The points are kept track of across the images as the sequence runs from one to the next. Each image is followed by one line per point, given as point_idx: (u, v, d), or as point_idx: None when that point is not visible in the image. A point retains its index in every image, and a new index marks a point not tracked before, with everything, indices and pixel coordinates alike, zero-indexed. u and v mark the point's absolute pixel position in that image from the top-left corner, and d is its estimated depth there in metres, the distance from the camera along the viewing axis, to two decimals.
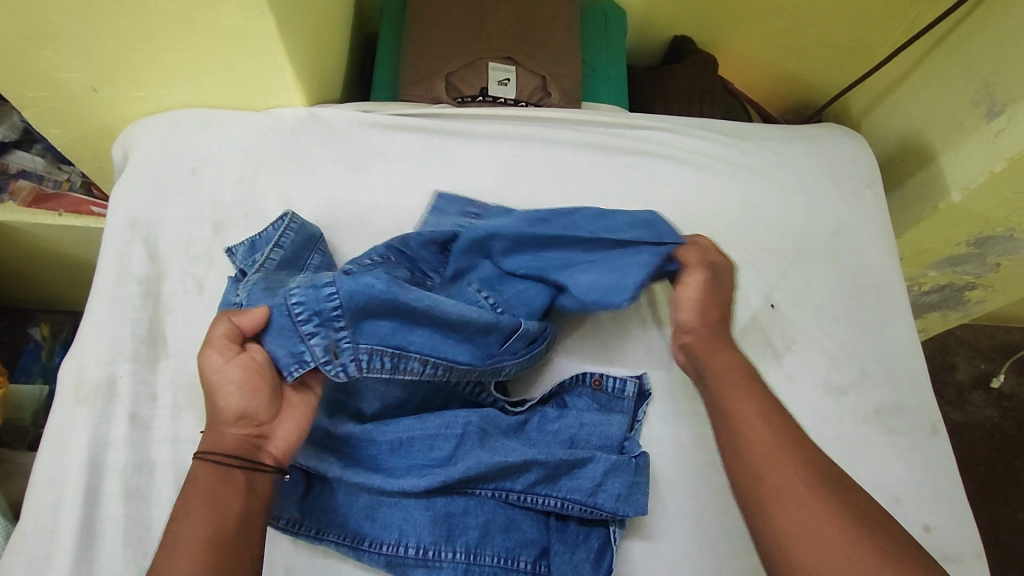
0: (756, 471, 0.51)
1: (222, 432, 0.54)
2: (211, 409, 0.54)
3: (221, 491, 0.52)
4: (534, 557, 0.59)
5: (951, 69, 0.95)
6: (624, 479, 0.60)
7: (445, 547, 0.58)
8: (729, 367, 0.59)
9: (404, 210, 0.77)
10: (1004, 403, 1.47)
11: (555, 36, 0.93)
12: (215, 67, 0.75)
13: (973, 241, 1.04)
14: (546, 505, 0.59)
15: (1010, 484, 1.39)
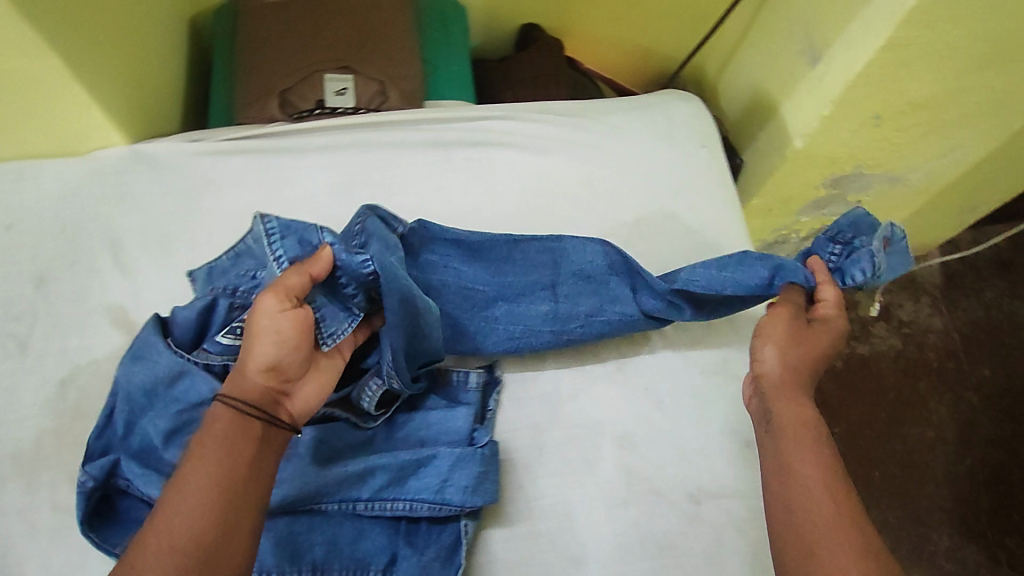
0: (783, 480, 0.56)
1: (253, 373, 0.54)
2: (245, 350, 0.54)
3: (238, 437, 0.51)
4: (384, 565, 0.58)
5: (778, 23, 0.99)
6: (470, 470, 0.60)
7: (289, 568, 0.56)
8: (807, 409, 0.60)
9: (242, 235, 0.75)
10: (905, 330, 1.55)
11: (389, 39, 0.92)
12: (12, 116, 0.71)
13: (830, 180, 1.09)
14: (394, 509, 0.59)
15: (917, 404, 1.46)
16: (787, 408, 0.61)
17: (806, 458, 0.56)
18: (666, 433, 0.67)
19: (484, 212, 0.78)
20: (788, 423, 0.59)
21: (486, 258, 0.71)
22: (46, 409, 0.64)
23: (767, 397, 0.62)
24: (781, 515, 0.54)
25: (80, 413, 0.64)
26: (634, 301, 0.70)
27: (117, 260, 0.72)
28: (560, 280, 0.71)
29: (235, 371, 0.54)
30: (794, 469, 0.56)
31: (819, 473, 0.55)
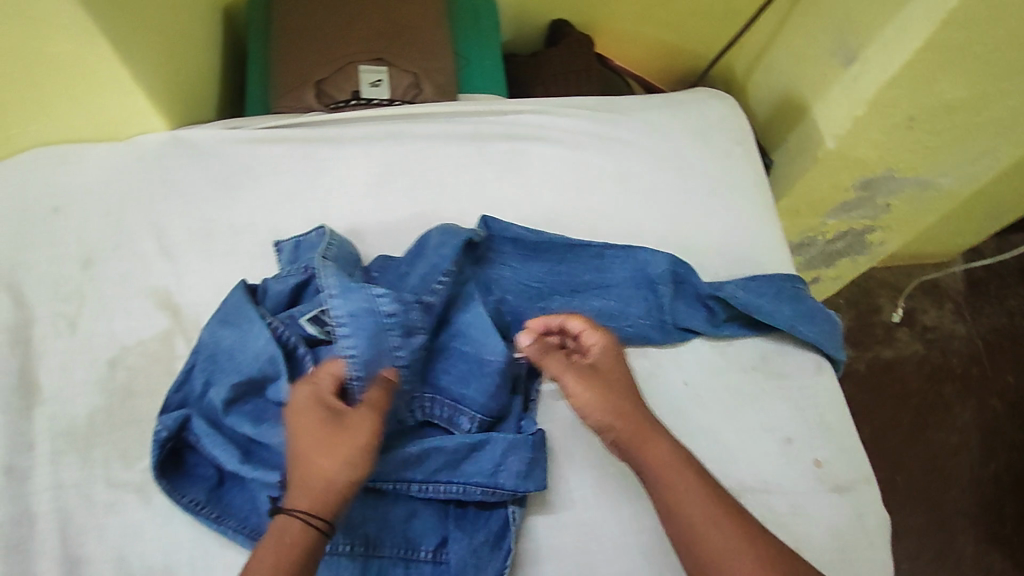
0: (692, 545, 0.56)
1: (327, 483, 0.53)
2: (323, 456, 0.53)
3: (293, 554, 0.51)
4: (434, 546, 0.59)
5: (811, 23, 0.99)
6: (522, 456, 0.60)
7: (342, 540, 0.56)
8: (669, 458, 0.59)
9: (283, 222, 0.76)
10: (929, 336, 1.53)
11: (423, 32, 0.93)
12: (59, 100, 0.73)
13: (860, 184, 1.09)
14: (447, 492, 0.59)
15: (941, 410, 1.45)
16: (648, 448, 0.59)
17: (698, 498, 0.57)
18: (701, 427, 0.69)
19: (520, 205, 0.79)
20: (660, 467, 0.59)
21: (541, 256, 0.74)
22: (97, 388, 0.66)
23: (631, 450, 0.60)
24: (688, 551, 0.56)
25: (129, 393, 0.67)
26: (677, 313, 0.72)
27: (161, 244, 0.74)
28: (613, 283, 0.73)
29: (302, 477, 0.53)
30: (679, 509, 0.57)
31: (705, 498, 0.57)
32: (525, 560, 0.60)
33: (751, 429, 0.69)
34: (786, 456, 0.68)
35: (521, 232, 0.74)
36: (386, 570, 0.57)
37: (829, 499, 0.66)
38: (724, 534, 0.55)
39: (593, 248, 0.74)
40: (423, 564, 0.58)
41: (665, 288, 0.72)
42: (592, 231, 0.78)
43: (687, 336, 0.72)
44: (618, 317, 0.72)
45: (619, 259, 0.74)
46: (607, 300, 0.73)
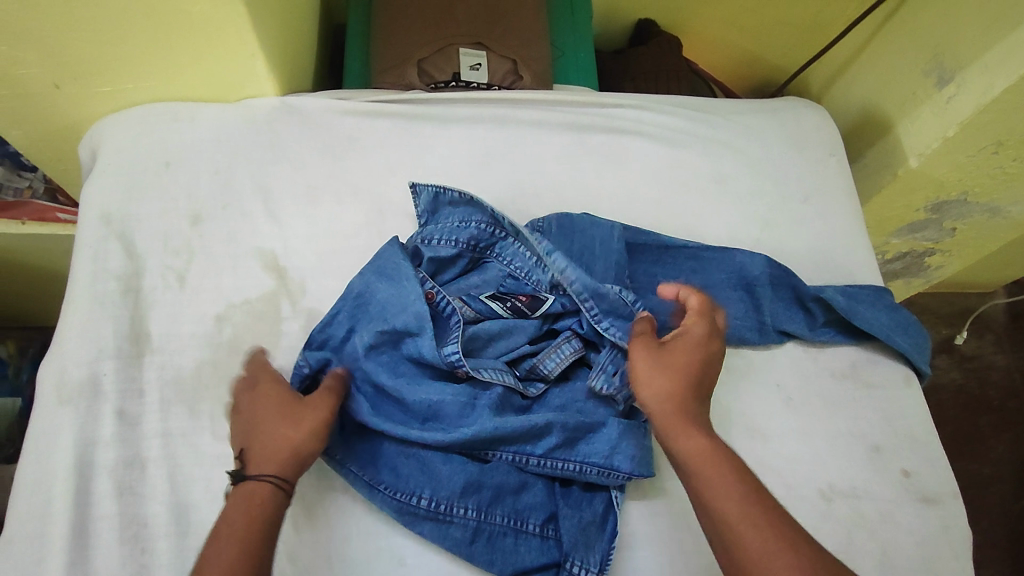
0: (725, 542, 0.51)
1: (289, 453, 0.56)
2: (267, 443, 0.57)
3: (255, 520, 0.53)
4: (542, 520, 0.61)
5: (903, 43, 0.99)
6: (636, 440, 0.62)
7: (457, 503, 0.59)
8: (701, 446, 0.55)
9: (386, 195, 0.77)
10: (967, 364, 1.53)
11: (522, 20, 0.94)
12: (181, 59, 0.74)
13: (930, 207, 1.09)
14: (564, 469, 0.61)
15: (976, 439, 1.45)
16: (682, 438, 0.56)
17: (723, 486, 0.53)
18: (793, 428, 0.69)
19: (617, 197, 0.80)
20: (684, 457, 0.56)
21: (645, 258, 0.75)
22: (204, 341, 0.67)
23: (659, 423, 0.58)
24: (719, 544, 0.51)
25: (234, 349, 0.67)
26: (775, 315, 0.73)
27: (267, 206, 0.75)
28: (712, 284, 0.74)
29: (257, 449, 0.57)
30: (709, 498, 0.53)
31: (734, 487, 0.53)
32: (623, 543, 0.61)
33: (840, 434, 0.70)
34: (874, 463, 0.69)
35: (629, 234, 0.74)
36: (496, 537, 0.59)
37: (916, 509, 0.67)
38: (752, 525, 0.50)
39: (697, 249, 0.75)
40: (530, 537, 0.60)
41: (765, 292, 0.73)
42: (688, 228, 0.79)
43: (784, 340, 0.73)
44: (717, 320, 0.71)
45: (721, 261, 0.75)
46: (710, 305, 0.72)
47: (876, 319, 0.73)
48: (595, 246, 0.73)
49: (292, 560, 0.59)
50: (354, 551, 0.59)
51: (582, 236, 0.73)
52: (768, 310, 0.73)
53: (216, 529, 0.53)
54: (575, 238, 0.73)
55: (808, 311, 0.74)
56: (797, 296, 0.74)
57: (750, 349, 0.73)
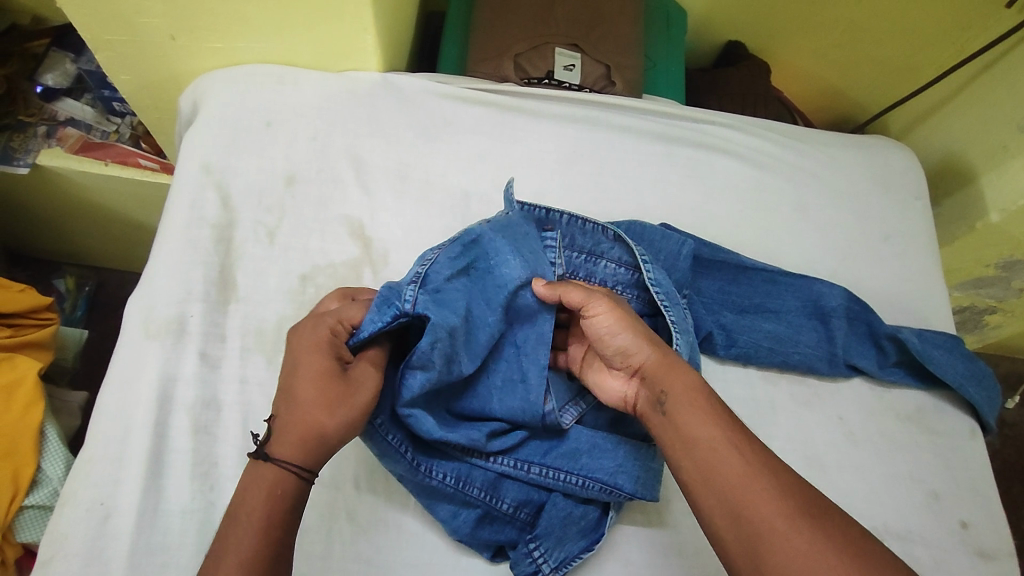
0: (703, 474, 0.49)
1: (320, 433, 0.50)
2: (308, 416, 0.50)
3: (279, 500, 0.48)
4: (532, 514, 0.62)
5: (999, 94, 0.96)
6: (640, 462, 0.61)
7: (459, 485, 0.59)
8: (689, 384, 0.53)
9: (471, 180, 0.79)
10: (1005, 431, 1.31)
11: (619, 28, 0.95)
12: (299, 26, 0.76)
13: (1002, 263, 1.01)
14: (568, 482, 0.61)
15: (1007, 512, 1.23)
16: (689, 416, 0.51)
17: (737, 459, 0.48)
18: (854, 464, 0.68)
19: (697, 211, 0.80)
20: (683, 434, 0.51)
21: (718, 275, 0.75)
22: (287, 298, 0.69)
23: (657, 378, 0.54)
24: (727, 530, 0.47)
25: (315, 309, 0.69)
26: (847, 350, 0.72)
27: (359, 177, 0.77)
28: (786, 310, 0.74)
29: (290, 425, 0.51)
30: (714, 475, 0.48)
31: (736, 459, 0.48)
32: (672, 549, 0.63)
33: (901, 477, 0.69)
34: (933, 511, 0.68)
35: (703, 248, 0.74)
36: (486, 521, 0.60)
37: (972, 562, 0.66)
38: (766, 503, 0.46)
39: (776, 275, 0.75)
40: (516, 528, 0.61)
41: (840, 326, 0.73)
42: (764, 252, 0.79)
43: (851, 375, 0.73)
44: (790, 346, 0.71)
45: (797, 287, 0.75)
46: (783, 331, 0.72)
47: (951, 366, 0.72)
48: (664, 256, 0.72)
49: (352, 520, 0.60)
50: (413, 517, 0.61)
51: (661, 243, 0.72)
52: (840, 344, 0.72)
53: (235, 509, 0.48)
54: (641, 243, 0.71)
55: (879, 348, 0.73)
56: (869, 334, 0.74)
57: (818, 379, 0.72)
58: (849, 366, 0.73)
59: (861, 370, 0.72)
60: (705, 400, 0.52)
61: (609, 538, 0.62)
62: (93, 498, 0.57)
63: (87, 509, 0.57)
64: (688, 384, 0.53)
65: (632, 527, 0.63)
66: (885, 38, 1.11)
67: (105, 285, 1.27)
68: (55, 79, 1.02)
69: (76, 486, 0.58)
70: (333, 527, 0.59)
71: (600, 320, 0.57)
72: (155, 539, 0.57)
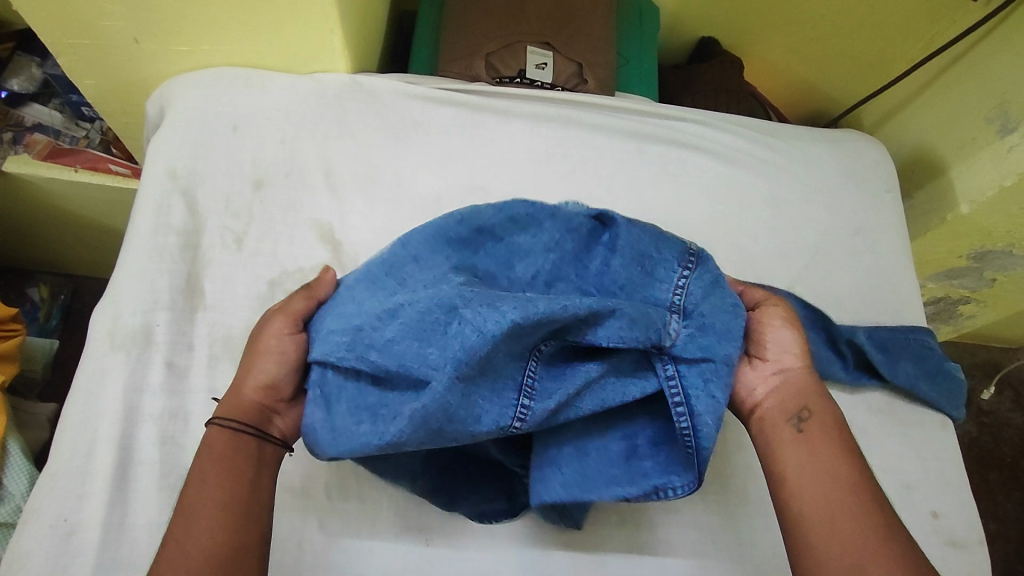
0: (833, 514, 0.48)
1: (270, 389, 0.54)
2: (245, 365, 0.55)
3: (233, 465, 0.51)
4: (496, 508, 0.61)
5: (966, 87, 0.97)
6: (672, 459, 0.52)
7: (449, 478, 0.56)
8: (836, 422, 0.52)
9: (442, 183, 0.78)
10: (981, 419, 1.33)
11: (591, 25, 0.94)
12: (264, 28, 0.75)
13: (973, 254, 1.02)
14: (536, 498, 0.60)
15: (983, 498, 1.25)
16: (827, 452, 0.51)
17: (873, 520, 0.47)
18: None
19: (669, 207, 0.81)
20: (819, 464, 0.50)
21: None
22: (256, 304, 0.68)
23: (800, 399, 0.53)
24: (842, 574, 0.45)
25: None
26: (816, 351, 0.72)
27: (329, 179, 0.76)
28: None
29: (236, 383, 0.54)
30: (845, 521, 0.47)
31: (872, 512, 0.48)
32: (647, 550, 0.63)
33: (873, 469, 0.69)
34: (905, 502, 0.68)
35: None
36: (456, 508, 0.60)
37: (943, 552, 0.67)
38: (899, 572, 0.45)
39: None
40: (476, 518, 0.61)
41: (809, 333, 0.72)
42: (737, 248, 0.80)
43: (825, 377, 0.72)
44: None
45: (763, 290, 0.74)
46: None
47: (901, 367, 0.73)
48: None
49: (324, 529, 0.59)
50: (386, 524, 0.60)
51: None
52: (812, 347, 0.72)
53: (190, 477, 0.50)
54: None
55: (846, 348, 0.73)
56: (836, 337, 0.74)
57: None
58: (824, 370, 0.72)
59: (831, 372, 0.72)
60: (846, 441, 0.52)
61: (584, 537, 0.63)
62: (56, 514, 0.56)
63: (50, 526, 0.56)
64: (833, 415, 0.53)
65: (606, 527, 0.63)
66: (856, 31, 1.12)
67: (81, 292, 1.24)
68: (20, 83, 1.01)
69: (40, 502, 0.57)
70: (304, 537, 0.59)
71: (772, 316, 0.56)
72: (121, 555, 0.56)
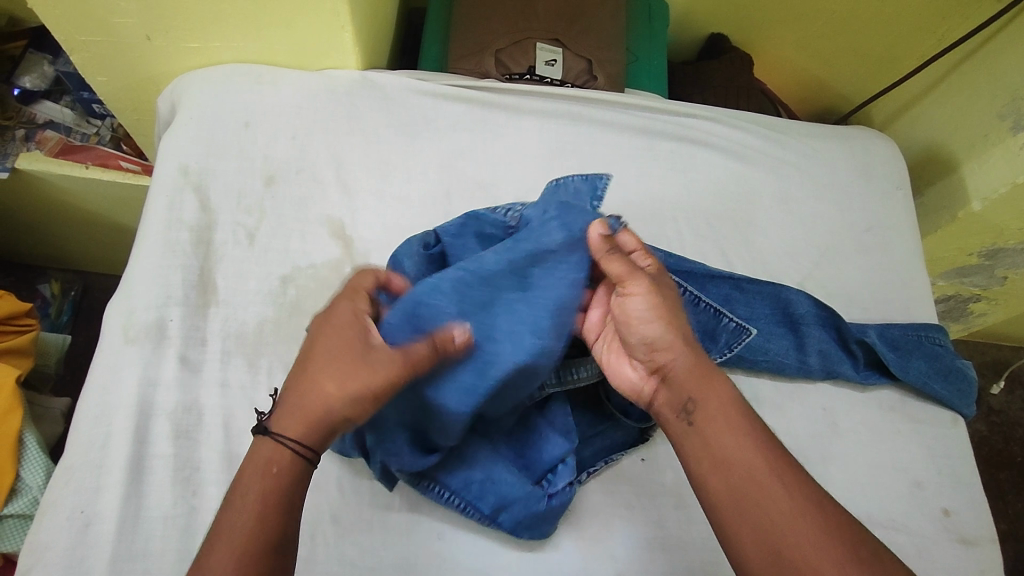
0: (740, 499, 0.49)
1: (324, 415, 0.50)
2: (313, 381, 0.50)
3: (267, 485, 0.48)
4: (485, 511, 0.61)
5: (979, 83, 0.97)
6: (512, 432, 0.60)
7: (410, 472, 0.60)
8: (721, 399, 0.54)
9: (452, 179, 0.78)
10: (991, 418, 1.32)
11: (600, 22, 0.94)
12: (275, 25, 0.75)
13: (984, 252, 1.01)
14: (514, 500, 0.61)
15: (993, 497, 1.24)
16: (722, 434, 0.52)
17: (781, 493, 0.49)
18: (837, 455, 0.69)
19: (679, 203, 0.80)
20: (711, 446, 0.52)
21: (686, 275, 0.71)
22: (268, 300, 0.69)
23: (676, 383, 0.55)
24: (763, 562, 0.47)
25: (296, 310, 0.69)
26: (819, 354, 0.71)
27: (339, 176, 0.76)
28: (757, 317, 0.72)
29: (296, 399, 0.50)
30: (750, 504, 0.49)
31: (776, 489, 0.49)
32: (658, 547, 0.63)
33: (884, 467, 0.69)
34: (916, 499, 0.68)
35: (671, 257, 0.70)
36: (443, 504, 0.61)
37: (955, 550, 0.66)
38: (807, 541, 0.46)
39: (754, 283, 0.73)
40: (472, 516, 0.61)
41: (814, 338, 0.72)
42: (747, 244, 0.79)
43: (827, 378, 0.72)
44: (764, 357, 0.70)
45: (769, 292, 0.73)
46: (756, 344, 0.70)
47: (913, 365, 0.73)
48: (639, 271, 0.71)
49: (336, 524, 0.60)
50: (397, 518, 0.61)
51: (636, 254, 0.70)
52: (816, 350, 0.71)
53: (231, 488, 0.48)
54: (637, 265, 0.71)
55: (851, 351, 0.73)
56: (842, 338, 0.73)
57: (788, 381, 0.72)
58: (834, 368, 0.71)
59: (834, 375, 0.72)
60: (738, 415, 0.53)
61: (595, 533, 0.63)
62: (73, 506, 0.57)
63: (66, 518, 0.56)
64: (719, 397, 0.54)
65: (616, 522, 0.63)
66: (867, 27, 1.11)
67: (91, 289, 1.25)
68: (32, 81, 1.01)
69: (56, 494, 0.58)
70: (315, 531, 0.59)
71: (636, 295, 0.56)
72: (135, 547, 0.56)
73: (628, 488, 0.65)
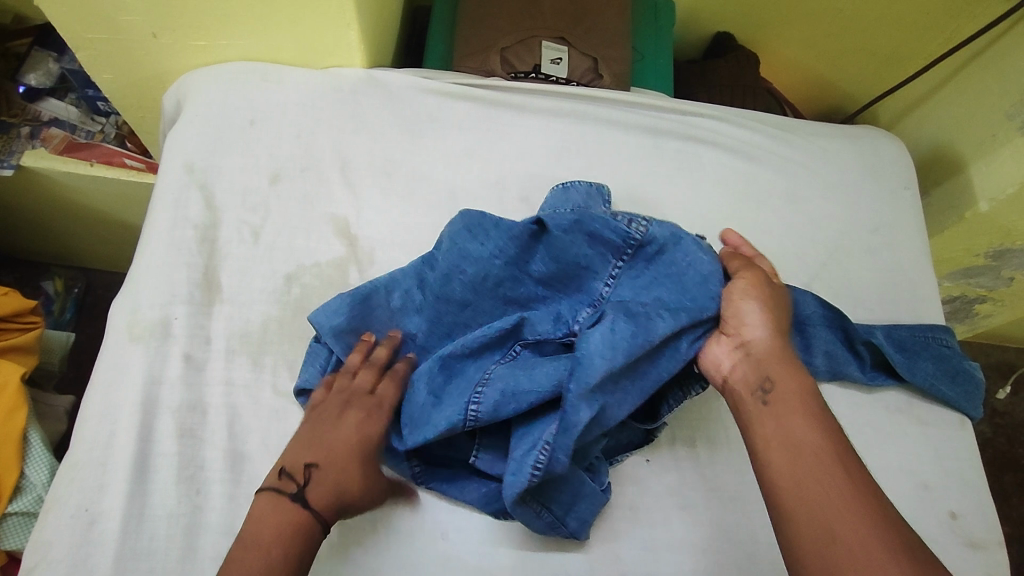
0: (800, 477, 0.50)
1: (349, 490, 0.57)
2: (343, 463, 0.57)
3: (297, 544, 0.53)
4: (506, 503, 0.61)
5: (987, 83, 0.96)
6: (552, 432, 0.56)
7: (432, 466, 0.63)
8: (800, 388, 0.55)
9: (457, 178, 0.78)
10: (996, 420, 1.31)
11: (606, 20, 0.94)
12: (281, 23, 0.75)
13: (991, 252, 1.01)
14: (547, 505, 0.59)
15: (998, 499, 1.24)
16: (795, 420, 0.53)
17: (845, 482, 0.49)
18: None
19: (685, 203, 0.80)
20: (784, 429, 0.53)
21: None
22: (273, 298, 0.69)
23: (763, 364, 0.57)
24: (814, 539, 0.47)
25: (301, 309, 0.69)
26: (825, 354, 0.70)
27: (344, 174, 0.76)
28: None
29: (325, 473, 0.56)
30: (810, 484, 0.49)
31: (841, 477, 0.49)
32: (663, 548, 0.63)
33: (891, 469, 0.69)
34: (923, 501, 0.68)
35: None
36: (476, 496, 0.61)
37: (962, 553, 0.66)
38: (869, 530, 0.46)
39: None
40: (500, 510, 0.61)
41: (821, 339, 0.71)
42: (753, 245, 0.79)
43: (833, 378, 0.71)
44: None
45: None
46: None
47: (920, 366, 0.73)
48: None
49: (340, 523, 0.60)
50: (402, 518, 0.61)
51: None
52: (823, 351, 0.70)
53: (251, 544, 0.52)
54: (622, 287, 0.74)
55: (856, 351, 0.72)
56: (848, 340, 0.72)
57: None
58: (839, 370, 0.71)
59: (840, 375, 0.71)
60: (814, 409, 0.54)
61: (600, 534, 0.62)
62: (78, 504, 0.57)
63: (72, 515, 0.56)
64: (800, 386, 0.55)
65: (621, 523, 0.63)
66: (874, 26, 1.10)
67: (94, 287, 1.25)
68: (37, 78, 1.01)
69: (61, 492, 0.58)
70: None
71: (743, 285, 0.61)
72: (140, 545, 0.56)
73: (633, 489, 0.65)
